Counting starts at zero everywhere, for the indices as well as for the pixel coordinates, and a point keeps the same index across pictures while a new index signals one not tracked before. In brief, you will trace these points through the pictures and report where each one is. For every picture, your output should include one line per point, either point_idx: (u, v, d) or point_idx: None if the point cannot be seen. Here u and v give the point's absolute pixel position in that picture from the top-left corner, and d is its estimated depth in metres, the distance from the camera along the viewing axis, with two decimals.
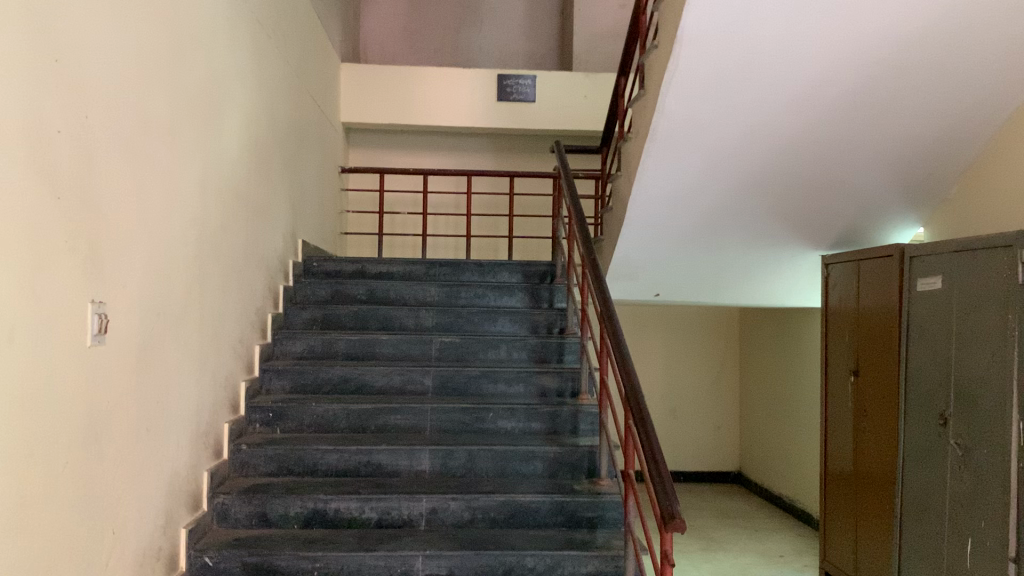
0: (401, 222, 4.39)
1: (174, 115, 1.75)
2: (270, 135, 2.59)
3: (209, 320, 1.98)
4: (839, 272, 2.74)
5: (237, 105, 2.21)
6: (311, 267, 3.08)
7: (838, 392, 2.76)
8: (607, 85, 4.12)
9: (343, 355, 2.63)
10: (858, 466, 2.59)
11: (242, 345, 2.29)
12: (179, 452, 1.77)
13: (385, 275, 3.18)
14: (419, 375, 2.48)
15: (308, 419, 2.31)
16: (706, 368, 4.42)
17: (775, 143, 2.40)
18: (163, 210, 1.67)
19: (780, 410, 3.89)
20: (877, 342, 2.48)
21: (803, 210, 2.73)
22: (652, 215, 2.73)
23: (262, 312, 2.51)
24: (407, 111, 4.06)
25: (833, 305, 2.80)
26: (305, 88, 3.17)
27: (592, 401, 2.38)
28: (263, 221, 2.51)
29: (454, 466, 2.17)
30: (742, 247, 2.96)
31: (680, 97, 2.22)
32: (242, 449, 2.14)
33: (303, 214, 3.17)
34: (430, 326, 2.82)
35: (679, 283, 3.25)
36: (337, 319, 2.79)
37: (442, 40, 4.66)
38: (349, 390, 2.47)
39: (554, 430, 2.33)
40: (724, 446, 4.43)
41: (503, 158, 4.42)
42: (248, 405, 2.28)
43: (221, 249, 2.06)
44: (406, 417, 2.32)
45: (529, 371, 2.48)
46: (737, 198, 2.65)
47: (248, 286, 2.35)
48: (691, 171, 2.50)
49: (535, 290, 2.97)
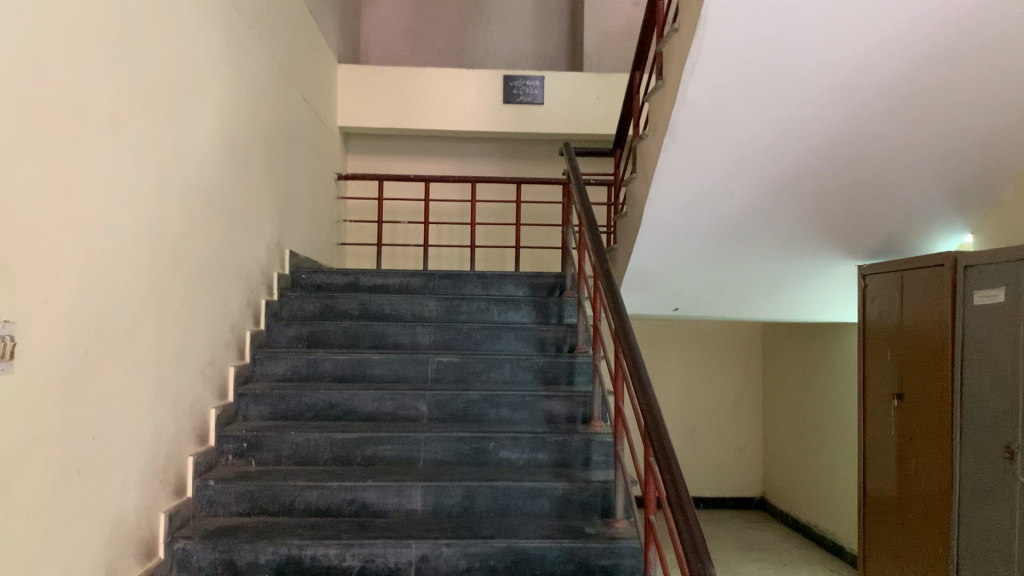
0: (402, 231, 4.15)
1: (117, 103, 1.51)
2: (251, 136, 2.36)
3: (169, 338, 1.74)
4: (880, 284, 2.48)
5: (206, 99, 1.97)
6: (300, 280, 2.84)
7: (879, 417, 2.49)
8: (620, 86, 3.87)
9: (330, 376, 2.38)
10: (903, 501, 2.32)
11: (214, 365, 2.05)
12: (126, 494, 1.53)
13: (380, 288, 2.93)
14: (413, 400, 2.23)
15: (286, 450, 2.06)
16: (726, 386, 4.16)
17: (809, 141, 2.15)
18: (101, 212, 1.43)
19: (810, 434, 3.62)
20: (925, 362, 2.22)
21: (838, 216, 2.47)
22: (671, 221, 2.48)
23: (240, 329, 2.27)
24: (408, 115, 3.84)
25: (872, 320, 2.53)
26: (295, 87, 2.95)
27: (605, 428, 2.12)
28: (241, 230, 2.27)
29: (450, 505, 1.92)
30: (770, 257, 2.70)
31: (703, 87, 1.98)
32: (209, 485, 1.89)
33: (293, 222, 2.93)
34: (428, 345, 2.57)
35: (700, 296, 2.99)
36: (326, 337, 2.54)
37: (446, 42, 4.43)
38: (334, 416, 2.22)
39: (563, 462, 2.07)
40: (746, 469, 4.16)
41: (510, 164, 4.18)
42: (218, 434, 2.04)
43: (185, 259, 1.82)
44: (396, 447, 2.07)
45: (535, 395, 2.22)
46: (765, 202, 2.39)
47: (222, 301, 2.11)
48: (713, 172, 2.26)
49: (542, 303, 2.71)
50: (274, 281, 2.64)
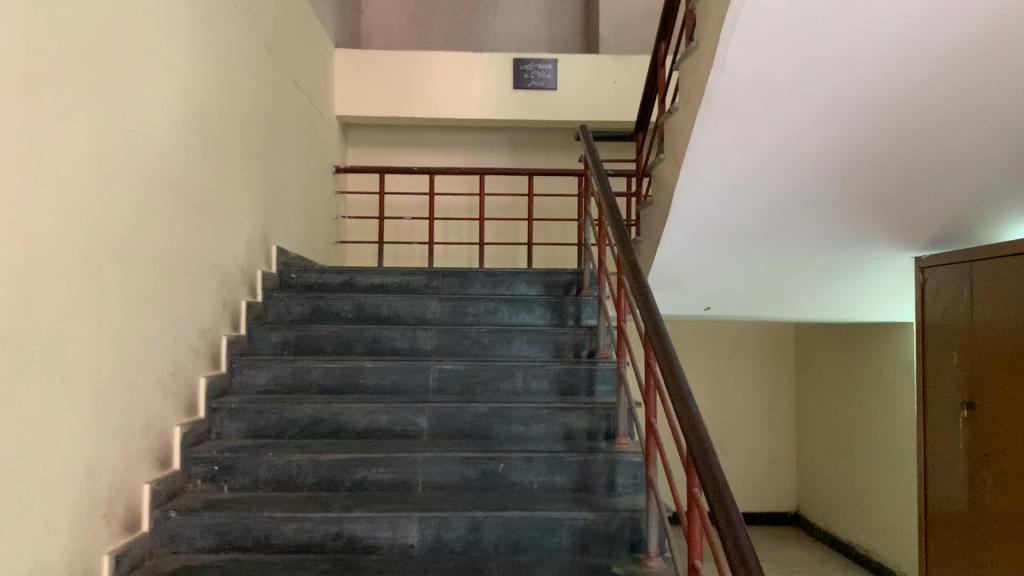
0: (407, 229, 3.87)
1: (39, 62, 1.24)
2: (227, 117, 2.09)
3: (113, 347, 1.46)
4: (944, 278, 2.17)
5: (163, 67, 1.69)
6: (289, 280, 2.57)
7: (943, 429, 2.18)
8: (639, 68, 3.58)
9: (318, 387, 2.10)
10: (974, 526, 2.02)
11: (179, 376, 1.77)
12: (54, 535, 1.26)
13: (378, 288, 2.65)
14: (411, 414, 1.94)
15: (263, 473, 1.78)
16: (757, 393, 3.85)
17: (866, 112, 1.85)
18: (14, 189, 1.16)
19: (854, 446, 3.32)
20: (1001, 365, 1.92)
21: (894, 200, 2.17)
22: (703, 209, 2.18)
23: (214, 335, 2.00)
24: (410, 103, 3.56)
25: (934, 319, 2.23)
26: (285, 69, 2.68)
27: (632, 446, 1.83)
28: (214, 223, 1.99)
29: (451, 540, 1.63)
30: (814, 249, 2.41)
31: (746, 45, 1.69)
32: (170, 518, 1.61)
33: (283, 218, 2.67)
34: (429, 351, 2.28)
35: (735, 293, 2.70)
36: (315, 342, 2.27)
37: (453, 28, 4.15)
38: (321, 433, 1.94)
39: (584, 487, 1.78)
40: (780, 482, 3.85)
41: (522, 155, 3.89)
42: (185, 457, 1.76)
43: (136, 253, 1.55)
44: (391, 469, 1.78)
45: (551, 407, 1.93)
46: (812, 184, 2.09)
47: (189, 302, 1.83)
48: (753, 149, 1.96)
49: (558, 303, 2.42)
50: (259, 282, 2.37)
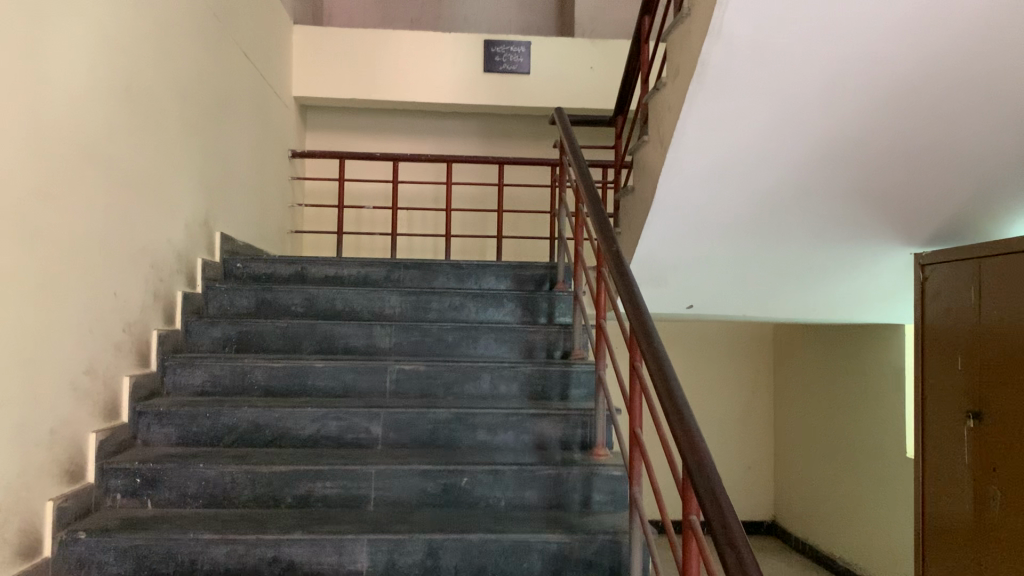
0: (368, 219, 3.66)
1: None
2: (161, 84, 1.86)
3: (8, 342, 1.24)
4: (948, 276, 2.01)
5: (80, 18, 1.46)
6: (234, 270, 2.35)
7: (944, 439, 2.02)
8: (617, 54, 3.39)
9: (260, 389, 1.88)
10: (979, 546, 1.85)
11: (97, 375, 1.55)
12: None
13: (332, 280, 2.43)
14: (364, 421, 1.73)
15: (193, 488, 1.56)
16: (735, 397, 3.69)
17: (873, 93, 1.68)
18: None
19: (836, 452, 3.17)
20: (1012, 371, 1.75)
21: (895, 191, 2.00)
22: (690, 197, 2.00)
23: (142, 329, 1.77)
24: (373, 85, 3.34)
25: (935, 321, 2.07)
26: (233, 39, 2.45)
27: (612, 459, 1.64)
28: (143, 202, 1.76)
29: (406, 566, 1.42)
30: (805, 243, 2.24)
31: (746, 9, 1.50)
32: (79, 540, 1.39)
33: (229, 201, 2.44)
34: (387, 349, 2.07)
35: (718, 290, 2.52)
36: (259, 340, 2.05)
37: (421, 9, 3.93)
38: (261, 442, 1.72)
39: (557, 503, 1.59)
40: (757, 490, 3.69)
41: (492, 144, 3.69)
42: (101, 468, 1.53)
43: (38, 232, 1.32)
44: (340, 484, 1.57)
45: (520, 413, 1.74)
46: (808, 171, 1.92)
47: (110, 290, 1.60)
48: (746, 130, 1.78)
49: (529, 298, 2.22)
50: (198, 271, 2.14)
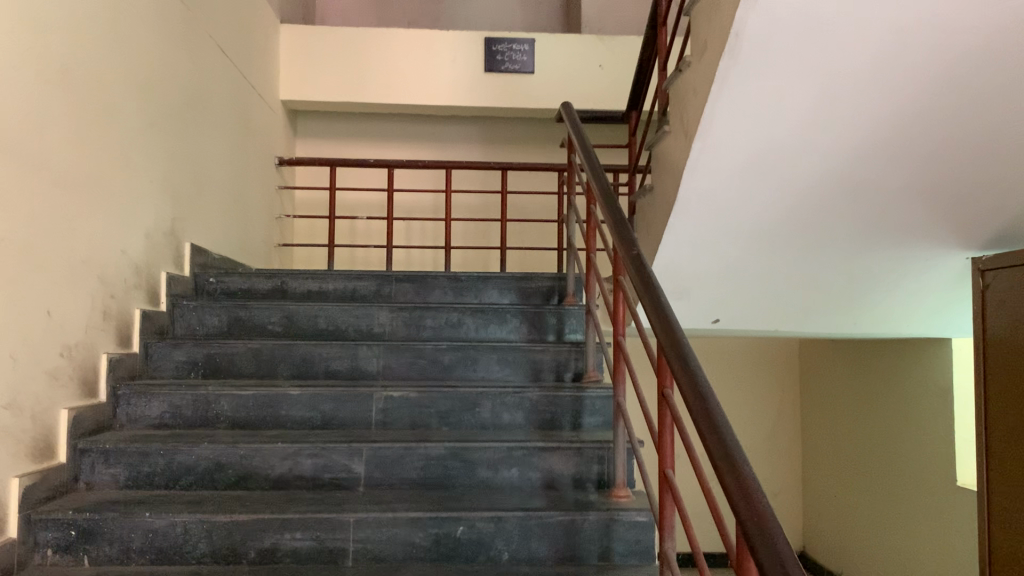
0: (363, 231, 3.43)
1: None
2: (111, 74, 1.62)
3: None
4: (1014, 282, 1.75)
5: None
6: (206, 286, 2.12)
7: (1014, 468, 1.75)
8: (627, 51, 3.16)
9: (226, 421, 1.63)
10: None
11: (24, 410, 1.31)
12: None
13: (315, 295, 2.20)
14: (344, 458, 1.48)
15: (138, 541, 1.31)
16: (759, 418, 3.43)
17: (937, 70, 1.43)
18: None
19: (872, 479, 2.91)
20: None
21: (951, 187, 1.75)
22: (718, 195, 1.76)
23: (88, 353, 1.53)
24: (367, 87, 3.11)
25: (999, 334, 1.81)
26: (206, 31, 2.22)
27: (634, 502, 1.39)
28: (87, 205, 1.53)
29: None
30: (846, 247, 1.99)
31: None
32: None
33: (202, 209, 2.21)
34: (375, 373, 1.83)
35: (747, 302, 2.27)
36: (229, 364, 1.81)
37: (418, 9, 3.72)
38: (225, 483, 1.47)
39: (571, 556, 1.34)
40: (785, 519, 3.42)
41: (494, 150, 3.46)
42: (28, 519, 1.29)
43: None
44: (312, 535, 1.32)
45: (526, 447, 1.49)
46: (852, 164, 1.67)
47: (42, 308, 1.36)
48: (784, 116, 1.54)
49: (536, 314, 1.98)
50: (162, 286, 1.91)
